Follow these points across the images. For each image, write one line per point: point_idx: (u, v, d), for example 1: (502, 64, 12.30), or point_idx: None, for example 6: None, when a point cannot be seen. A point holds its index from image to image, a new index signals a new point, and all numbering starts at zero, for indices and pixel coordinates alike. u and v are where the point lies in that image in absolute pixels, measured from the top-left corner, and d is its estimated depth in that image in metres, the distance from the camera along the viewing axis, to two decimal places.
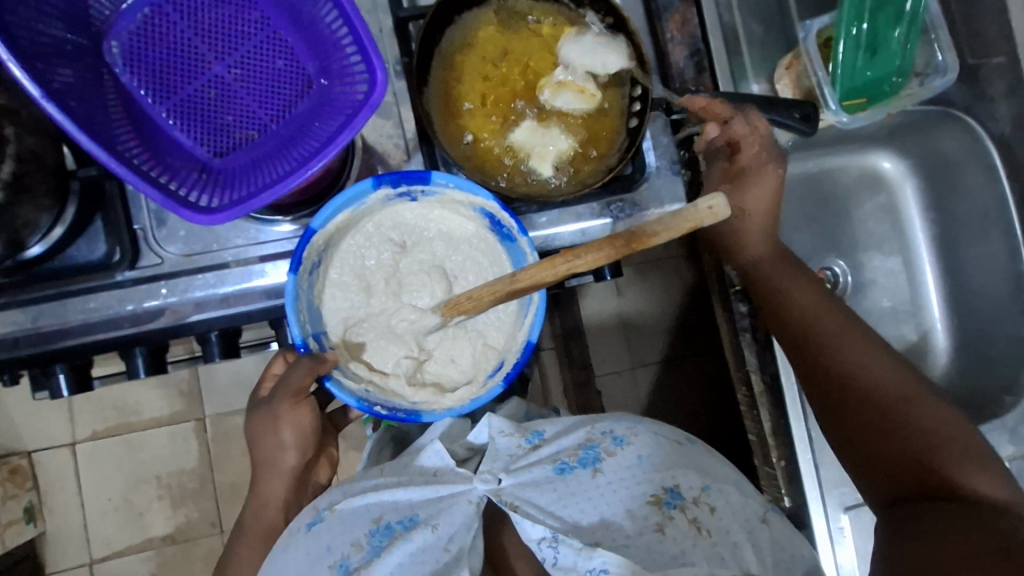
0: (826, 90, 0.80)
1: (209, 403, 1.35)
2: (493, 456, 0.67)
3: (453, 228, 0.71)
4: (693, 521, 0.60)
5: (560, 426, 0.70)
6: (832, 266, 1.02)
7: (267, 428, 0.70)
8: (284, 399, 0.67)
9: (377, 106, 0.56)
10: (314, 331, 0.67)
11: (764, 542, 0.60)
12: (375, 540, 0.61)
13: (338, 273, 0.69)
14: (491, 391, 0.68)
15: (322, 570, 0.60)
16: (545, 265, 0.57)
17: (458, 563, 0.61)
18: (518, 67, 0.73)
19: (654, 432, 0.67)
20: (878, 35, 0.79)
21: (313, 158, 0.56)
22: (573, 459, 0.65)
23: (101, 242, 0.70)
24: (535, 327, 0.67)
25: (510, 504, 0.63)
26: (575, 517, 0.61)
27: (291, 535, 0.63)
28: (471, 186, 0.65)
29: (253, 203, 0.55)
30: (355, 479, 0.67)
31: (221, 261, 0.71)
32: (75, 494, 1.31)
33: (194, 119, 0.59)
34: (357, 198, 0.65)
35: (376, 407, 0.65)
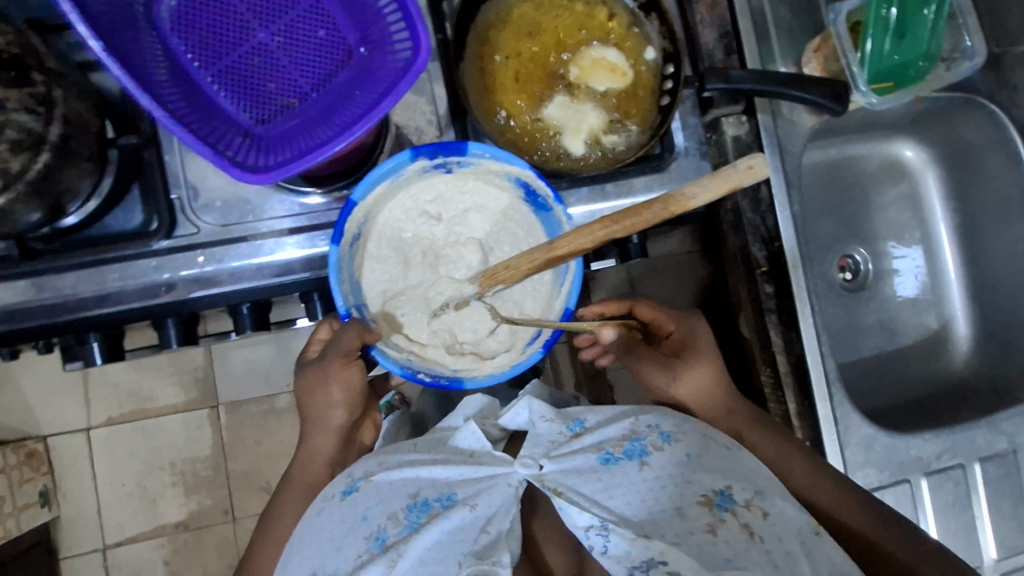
0: (854, 71, 0.80)
1: (224, 390, 1.35)
2: (534, 442, 0.66)
3: (494, 200, 0.72)
4: (745, 526, 0.56)
5: (602, 416, 0.69)
6: (854, 254, 1.03)
7: (318, 385, 0.72)
8: (334, 357, 0.69)
9: (420, 72, 0.56)
10: (356, 302, 0.68)
11: (819, 556, 0.57)
12: (412, 515, 0.59)
13: (376, 246, 0.70)
14: (531, 356, 0.70)
15: (357, 540, 0.59)
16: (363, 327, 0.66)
17: (498, 547, 0.57)
18: (552, 44, 0.74)
19: (702, 432, 0.65)
20: (907, 17, 0.79)
21: (356, 124, 0.57)
22: (619, 450, 0.63)
23: (138, 210, 0.71)
24: (572, 295, 0.71)
25: (553, 489, 0.60)
26: (623, 509, 0.58)
27: (326, 501, 0.65)
28: (508, 158, 0.67)
29: (297, 165, 0.56)
30: (389, 452, 0.69)
31: (256, 231, 0.73)
32: (90, 479, 1.32)
33: (238, 86, 0.60)
34: (394, 169, 0.67)
35: (419, 374, 0.68)
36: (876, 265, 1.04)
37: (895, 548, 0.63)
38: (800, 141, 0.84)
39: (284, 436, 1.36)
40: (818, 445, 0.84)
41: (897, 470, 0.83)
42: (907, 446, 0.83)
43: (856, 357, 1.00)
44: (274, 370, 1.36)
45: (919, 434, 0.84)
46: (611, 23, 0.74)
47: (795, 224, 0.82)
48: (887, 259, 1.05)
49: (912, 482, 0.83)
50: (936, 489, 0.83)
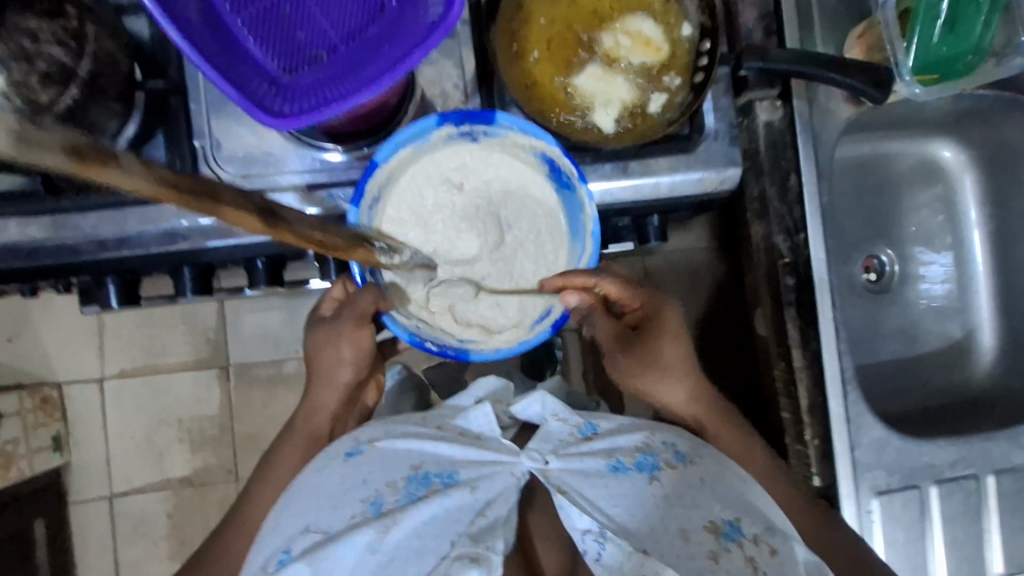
0: (900, 58, 0.76)
1: (235, 352, 1.37)
2: (543, 436, 0.65)
3: (506, 170, 0.73)
4: (750, 561, 0.54)
5: (615, 423, 0.68)
6: (879, 255, 1.01)
7: (329, 341, 0.74)
8: (348, 318, 0.71)
9: (452, 28, 0.56)
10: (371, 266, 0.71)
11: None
12: (411, 486, 0.59)
13: (394, 214, 0.71)
14: (539, 335, 0.73)
15: (354, 501, 0.58)
16: (241, 214, 0.44)
17: (493, 532, 0.57)
18: (586, 11, 0.72)
19: (718, 461, 0.63)
20: (959, 9, 0.77)
21: (382, 78, 0.56)
22: (630, 461, 0.61)
23: (161, 156, 0.71)
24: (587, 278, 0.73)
25: (557, 487, 0.60)
26: (623, 519, 0.58)
27: (328, 459, 0.63)
28: (536, 130, 0.68)
29: (321, 116, 0.55)
30: (397, 421, 0.68)
31: (276, 184, 0.72)
32: (101, 429, 1.35)
33: (267, 33, 0.60)
34: (421, 135, 0.69)
35: (427, 343, 0.71)
36: (902, 267, 1.02)
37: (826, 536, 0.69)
38: (835, 129, 0.81)
39: (288, 402, 1.37)
40: (829, 443, 0.82)
41: (906, 476, 0.81)
42: (921, 452, 0.81)
43: (875, 359, 0.99)
44: (283, 336, 1.37)
45: (934, 441, 0.82)
46: None
47: (822, 218, 0.80)
48: (914, 262, 1.02)
49: (922, 488, 0.81)
50: (946, 498, 0.81)
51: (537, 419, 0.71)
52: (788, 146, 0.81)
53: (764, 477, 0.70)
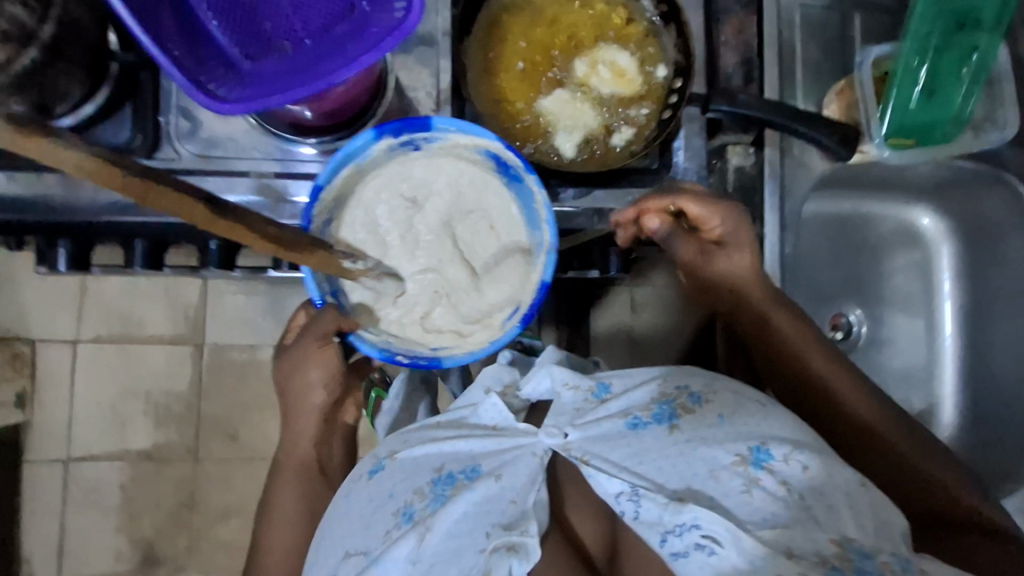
0: (872, 122, 0.78)
1: (212, 332, 1.37)
2: (558, 410, 0.66)
3: (455, 177, 0.73)
4: (781, 483, 0.57)
5: (629, 380, 0.67)
6: (848, 312, 0.95)
7: (297, 366, 0.77)
8: (310, 340, 0.74)
9: (408, 33, 0.56)
10: (332, 289, 0.70)
11: (863, 507, 0.56)
12: (437, 489, 0.61)
13: (349, 222, 0.70)
14: (509, 331, 0.71)
15: (385, 516, 0.61)
16: (184, 200, 0.44)
17: (526, 518, 0.58)
18: (563, 36, 0.72)
19: (734, 392, 0.64)
20: (939, 75, 0.75)
21: (333, 74, 0.56)
22: (646, 415, 0.63)
23: (127, 127, 0.72)
24: (548, 268, 0.72)
25: (580, 458, 0.62)
26: (654, 475, 0.59)
27: (354, 482, 0.68)
28: (473, 128, 0.68)
29: (265, 103, 0.55)
30: (413, 429, 0.70)
31: (235, 169, 0.73)
32: (68, 392, 1.34)
33: (234, 20, 0.61)
34: (359, 151, 0.68)
35: (397, 356, 0.70)
36: (871, 330, 0.95)
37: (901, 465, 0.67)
38: (804, 184, 0.81)
39: (258, 389, 1.37)
40: None
41: None
42: None
43: None
44: (262, 322, 1.38)
45: None
46: (628, 28, 0.73)
47: (779, 270, 0.81)
48: (887, 326, 0.95)
49: None
50: None
51: (549, 394, 0.68)
52: (755, 195, 0.81)
53: (854, 392, 0.70)
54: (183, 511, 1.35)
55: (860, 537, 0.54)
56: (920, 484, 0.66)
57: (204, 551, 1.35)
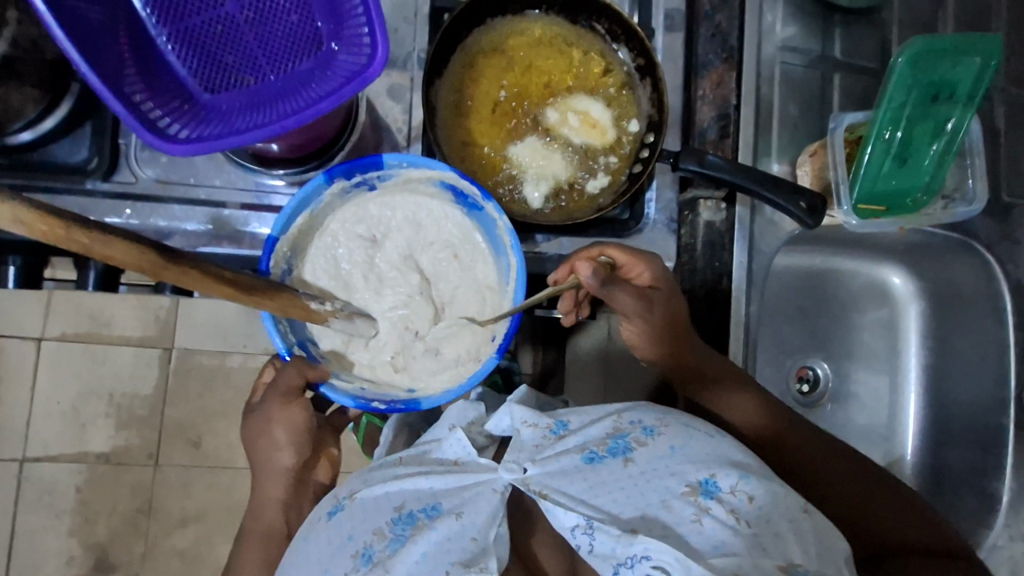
0: (841, 188, 0.78)
1: (181, 336, 1.33)
2: (518, 447, 0.62)
3: (419, 212, 0.72)
4: (731, 512, 0.53)
5: (586, 417, 0.64)
6: (814, 366, 0.92)
7: (262, 429, 0.71)
8: (275, 397, 0.69)
9: (369, 82, 0.54)
10: (298, 340, 0.70)
11: (807, 532, 0.53)
12: (397, 529, 0.56)
13: (311, 269, 0.70)
14: (487, 362, 0.70)
15: (343, 560, 0.56)
16: (137, 243, 0.43)
17: (486, 553, 0.54)
18: (537, 81, 0.73)
19: (686, 423, 0.60)
20: (911, 145, 0.75)
21: (289, 116, 0.54)
22: (602, 449, 0.58)
23: (85, 146, 0.69)
24: (519, 292, 0.70)
25: (538, 493, 0.57)
26: (611, 507, 0.55)
27: (312, 525, 0.61)
28: (426, 161, 0.68)
29: (214, 144, 0.53)
30: (375, 468, 0.66)
31: (194, 196, 0.71)
32: (29, 389, 1.30)
33: (195, 51, 0.59)
34: (312, 198, 0.68)
35: (373, 403, 0.69)
36: (837, 385, 0.92)
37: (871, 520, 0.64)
38: (773, 242, 0.82)
39: (225, 397, 1.34)
40: None
41: None
42: None
43: None
44: (234, 329, 1.35)
45: None
46: (604, 78, 0.73)
47: (744, 329, 0.80)
48: (851, 383, 0.92)
49: None
50: None
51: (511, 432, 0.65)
52: (724, 249, 0.80)
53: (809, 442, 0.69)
54: (140, 517, 1.31)
55: (805, 563, 0.51)
56: (875, 520, 0.64)
57: (157, 560, 1.31)
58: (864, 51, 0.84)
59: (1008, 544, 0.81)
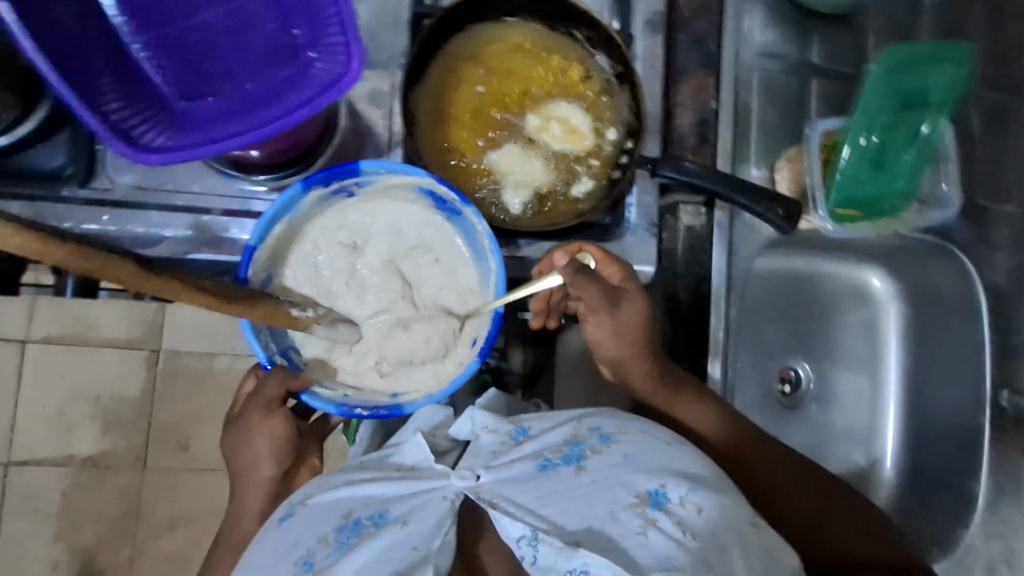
0: (818, 193, 0.79)
1: (168, 338, 1.33)
2: (474, 453, 0.63)
3: (399, 219, 0.73)
4: (677, 525, 0.54)
5: (547, 423, 0.65)
6: (797, 367, 0.93)
7: (244, 440, 0.72)
8: (257, 407, 0.71)
9: (345, 91, 0.55)
10: (280, 348, 0.71)
11: (754, 547, 0.53)
12: (341, 537, 0.56)
13: (292, 276, 0.71)
14: (469, 366, 0.70)
15: (286, 567, 0.56)
16: (113, 260, 0.43)
17: (424, 562, 0.54)
18: (517, 88, 0.73)
19: (643, 432, 0.62)
20: (887, 152, 0.77)
21: (266, 125, 0.55)
22: (557, 457, 0.60)
23: (62, 153, 0.69)
24: (500, 294, 0.71)
25: (489, 501, 0.58)
26: (559, 518, 0.56)
27: (264, 529, 0.62)
28: (404, 167, 0.69)
29: (189, 153, 0.54)
30: (335, 472, 0.66)
31: (171, 203, 0.71)
32: (13, 393, 1.29)
33: (169, 58, 0.59)
34: (292, 206, 0.69)
35: (356, 410, 0.69)
36: (819, 387, 0.92)
37: (834, 539, 0.65)
38: None
39: (213, 399, 1.33)
40: None
41: None
42: None
43: None
44: (221, 332, 1.34)
45: None
46: (584, 84, 0.74)
47: (725, 329, 0.81)
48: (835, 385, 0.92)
49: None
50: None
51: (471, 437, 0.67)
52: (704, 253, 0.81)
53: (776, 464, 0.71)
54: (127, 521, 1.30)
55: None
56: (834, 535, 0.65)
57: (145, 564, 1.30)
58: (842, 56, 0.85)
59: (984, 543, 0.83)
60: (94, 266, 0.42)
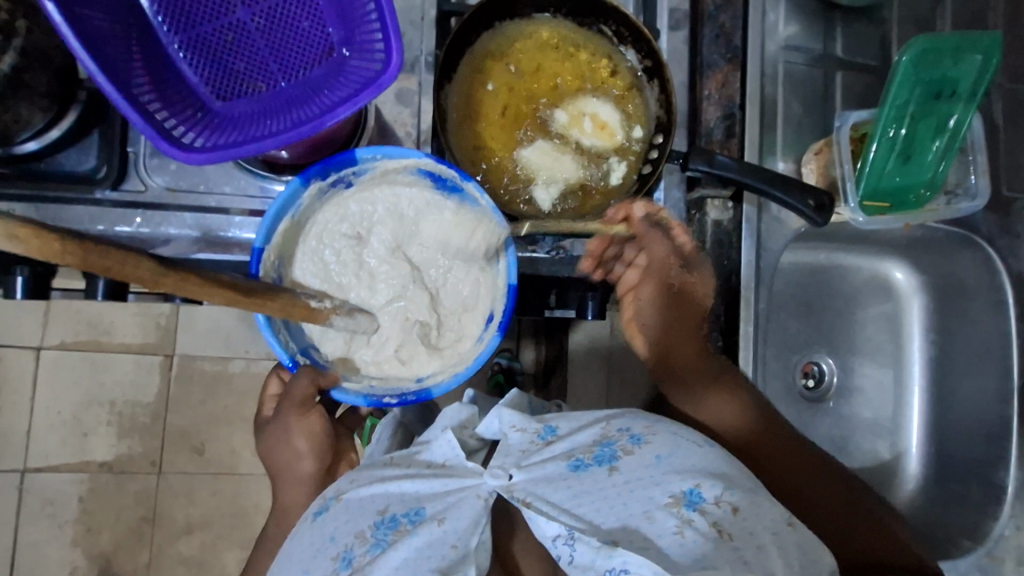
0: (848, 184, 0.78)
1: (182, 342, 1.33)
2: (504, 452, 0.63)
3: (400, 206, 0.72)
4: (713, 524, 0.53)
5: (574, 423, 0.65)
6: (821, 361, 0.92)
7: (281, 442, 0.72)
8: (291, 408, 0.70)
9: (384, 88, 0.54)
10: (299, 348, 0.69)
11: (791, 545, 0.53)
12: (379, 532, 0.56)
13: (302, 271, 0.70)
14: (489, 343, 0.71)
15: (325, 562, 0.56)
16: (131, 259, 0.42)
17: (465, 560, 0.55)
18: (546, 84, 0.74)
19: (673, 432, 0.61)
20: (914, 143, 0.77)
21: (306, 123, 0.54)
22: (589, 456, 0.60)
23: (93, 155, 0.69)
24: (512, 271, 0.71)
25: (522, 500, 0.58)
26: (592, 517, 0.56)
27: (299, 525, 0.62)
28: (401, 151, 0.67)
29: (231, 152, 0.53)
30: (364, 468, 0.65)
31: (204, 204, 0.71)
32: (28, 399, 1.28)
33: (205, 58, 0.59)
34: (293, 202, 0.67)
35: (385, 399, 0.69)
36: (843, 379, 0.92)
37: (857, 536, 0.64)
38: (780, 239, 0.83)
39: (227, 402, 1.34)
40: None
41: None
42: None
43: None
44: (235, 334, 1.35)
45: None
46: (612, 79, 0.75)
47: (754, 324, 0.81)
48: (856, 376, 0.93)
49: None
50: None
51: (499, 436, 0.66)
52: (733, 247, 0.81)
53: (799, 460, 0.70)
54: (145, 526, 1.30)
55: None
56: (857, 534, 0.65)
57: (163, 568, 1.30)
58: (863, 48, 0.85)
59: (1015, 534, 0.80)
60: (111, 267, 0.41)
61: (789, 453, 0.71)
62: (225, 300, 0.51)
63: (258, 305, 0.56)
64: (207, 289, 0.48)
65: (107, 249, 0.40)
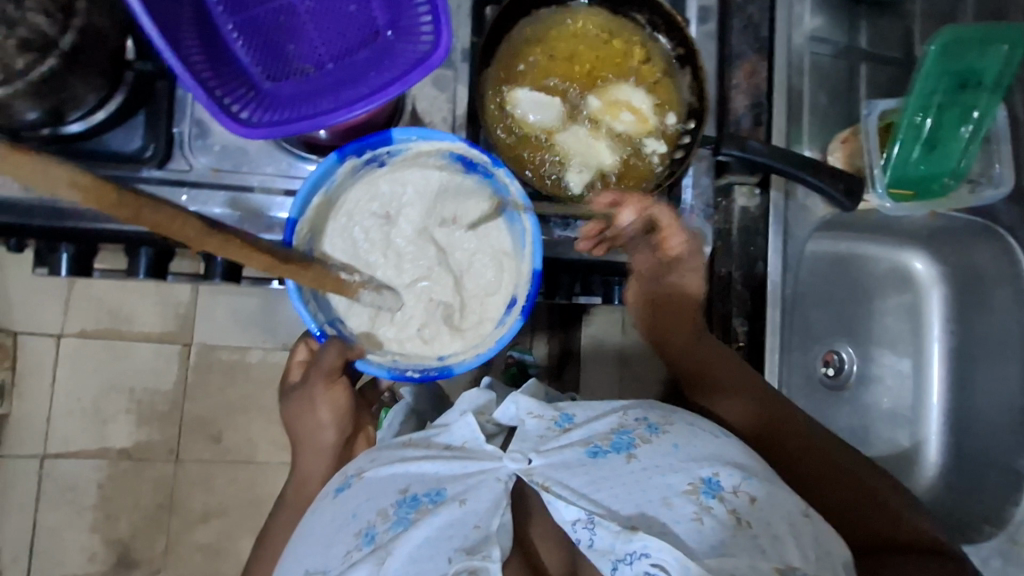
0: (875, 172, 0.80)
1: (201, 330, 1.35)
2: (522, 436, 0.63)
3: (428, 190, 0.74)
4: (731, 511, 0.54)
5: (590, 412, 0.66)
6: (840, 350, 0.93)
7: (305, 408, 0.74)
8: (318, 379, 0.72)
9: (433, 68, 0.56)
10: (328, 320, 0.71)
11: (807, 536, 0.54)
12: (400, 511, 0.57)
13: (330, 247, 0.71)
14: (513, 326, 0.72)
15: (346, 538, 0.57)
16: (182, 217, 0.43)
17: (489, 542, 0.54)
18: (580, 70, 0.76)
19: (690, 423, 0.62)
20: (940, 131, 0.78)
21: (358, 102, 0.56)
22: (606, 444, 0.60)
23: (139, 135, 0.71)
24: (535, 256, 0.71)
25: (541, 484, 0.58)
26: (609, 502, 0.56)
27: (320, 500, 0.64)
28: (435, 133, 0.69)
29: (285, 129, 0.55)
30: (384, 447, 0.66)
31: (247, 183, 0.73)
32: (50, 386, 1.31)
33: (256, 40, 0.62)
34: (326, 177, 0.68)
35: (408, 373, 0.70)
36: (862, 368, 0.93)
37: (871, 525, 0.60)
38: (807, 228, 0.84)
39: (246, 391, 1.36)
40: None
41: None
42: None
43: None
44: (254, 324, 1.36)
45: None
46: (646, 67, 0.76)
47: (780, 309, 0.82)
48: (876, 365, 0.94)
49: None
50: None
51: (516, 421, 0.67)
52: (759, 234, 0.84)
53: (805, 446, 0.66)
54: (162, 513, 1.32)
55: (803, 566, 0.51)
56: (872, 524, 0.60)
57: (180, 555, 1.32)
58: (888, 40, 0.87)
59: None
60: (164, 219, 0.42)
61: (797, 436, 0.67)
62: (264, 262, 0.52)
63: (290, 271, 0.57)
64: (250, 250, 0.50)
65: (160, 206, 0.41)
